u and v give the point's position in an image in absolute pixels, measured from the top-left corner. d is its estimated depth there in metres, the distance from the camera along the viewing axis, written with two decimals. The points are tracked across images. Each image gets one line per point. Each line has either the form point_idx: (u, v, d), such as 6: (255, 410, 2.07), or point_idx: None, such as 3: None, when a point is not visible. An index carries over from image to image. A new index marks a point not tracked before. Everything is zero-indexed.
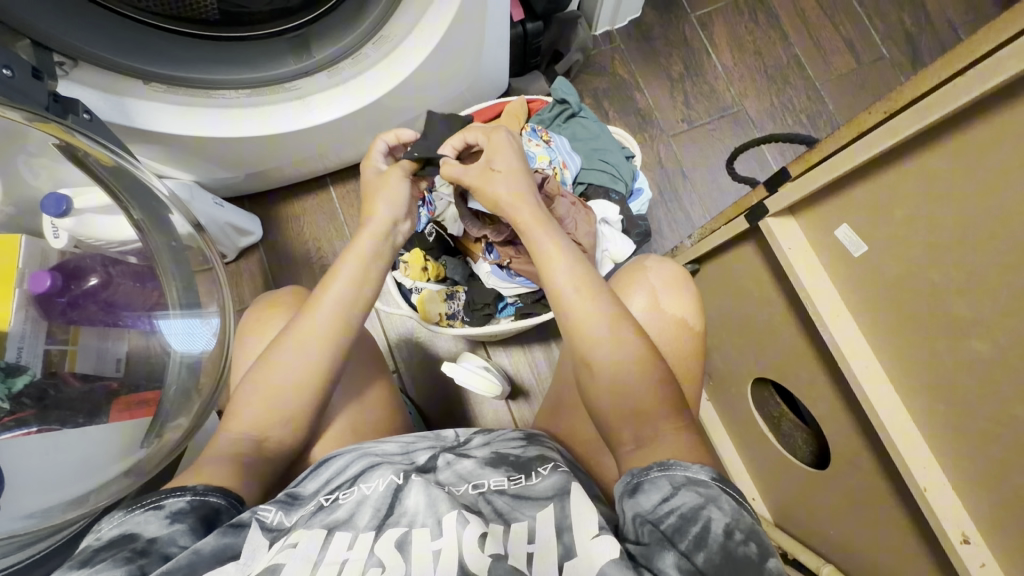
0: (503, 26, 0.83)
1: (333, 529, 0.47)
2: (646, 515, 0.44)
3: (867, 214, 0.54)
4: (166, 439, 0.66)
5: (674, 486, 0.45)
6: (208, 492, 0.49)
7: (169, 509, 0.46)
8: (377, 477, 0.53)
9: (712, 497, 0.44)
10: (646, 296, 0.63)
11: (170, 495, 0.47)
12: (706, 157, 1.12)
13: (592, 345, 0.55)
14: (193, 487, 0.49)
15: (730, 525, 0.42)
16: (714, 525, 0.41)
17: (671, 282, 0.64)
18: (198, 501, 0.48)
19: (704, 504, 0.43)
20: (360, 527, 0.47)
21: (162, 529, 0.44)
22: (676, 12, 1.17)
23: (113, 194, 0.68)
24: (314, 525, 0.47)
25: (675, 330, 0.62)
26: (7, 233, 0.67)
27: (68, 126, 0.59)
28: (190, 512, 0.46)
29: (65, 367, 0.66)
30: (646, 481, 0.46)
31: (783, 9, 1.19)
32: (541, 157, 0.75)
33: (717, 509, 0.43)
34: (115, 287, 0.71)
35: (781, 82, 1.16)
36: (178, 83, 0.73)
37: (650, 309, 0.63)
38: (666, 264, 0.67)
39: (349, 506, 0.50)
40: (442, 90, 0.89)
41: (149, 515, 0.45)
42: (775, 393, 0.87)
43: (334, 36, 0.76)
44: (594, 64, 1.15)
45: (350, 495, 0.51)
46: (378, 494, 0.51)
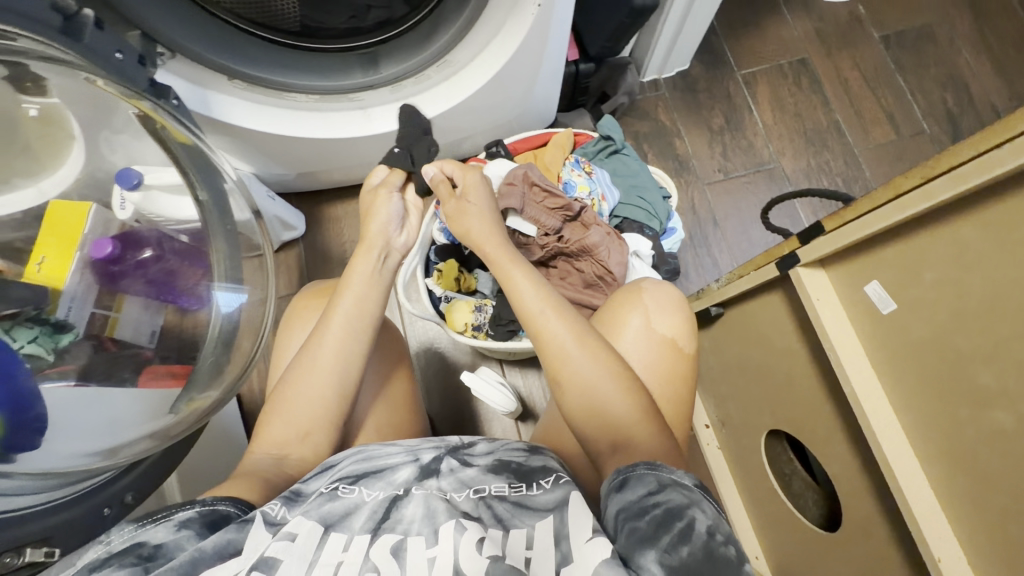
0: (558, 65, 0.89)
1: (328, 527, 0.48)
2: (632, 508, 0.44)
3: (895, 272, 0.55)
4: (195, 407, 0.73)
5: (659, 484, 0.46)
6: (216, 502, 0.49)
7: (178, 519, 0.47)
8: (378, 483, 0.54)
9: (696, 500, 0.45)
10: (641, 318, 0.63)
11: (180, 508, 0.48)
12: (739, 207, 1.15)
13: (571, 373, 0.56)
14: (201, 499, 0.49)
15: (711, 527, 0.42)
16: (698, 524, 0.42)
17: (666, 304, 0.64)
18: (206, 510, 0.48)
19: (689, 504, 0.44)
20: (356, 529, 0.49)
21: (169, 536, 0.45)
22: (722, 69, 1.23)
23: (184, 173, 0.72)
24: (312, 516, 0.49)
25: (659, 347, 0.62)
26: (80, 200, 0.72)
27: (161, 104, 0.66)
28: (197, 519, 0.47)
29: (104, 332, 0.69)
30: (633, 476, 0.47)
31: (827, 76, 1.24)
32: (581, 187, 0.77)
33: (700, 511, 0.43)
34: (165, 263, 0.76)
35: (819, 144, 1.19)
36: (257, 83, 0.78)
37: (645, 332, 0.62)
38: (665, 286, 0.66)
39: (348, 502, 0.52)
40: (492, 116, 0.94)
41: (160, 526, 0.46)
42: (788, 449, 0.86)
43: (402, 56, 0.81)
44: (638, 108, 1.19)
45: (350, 494, 0.53)
46: (376, 501, 0.52)
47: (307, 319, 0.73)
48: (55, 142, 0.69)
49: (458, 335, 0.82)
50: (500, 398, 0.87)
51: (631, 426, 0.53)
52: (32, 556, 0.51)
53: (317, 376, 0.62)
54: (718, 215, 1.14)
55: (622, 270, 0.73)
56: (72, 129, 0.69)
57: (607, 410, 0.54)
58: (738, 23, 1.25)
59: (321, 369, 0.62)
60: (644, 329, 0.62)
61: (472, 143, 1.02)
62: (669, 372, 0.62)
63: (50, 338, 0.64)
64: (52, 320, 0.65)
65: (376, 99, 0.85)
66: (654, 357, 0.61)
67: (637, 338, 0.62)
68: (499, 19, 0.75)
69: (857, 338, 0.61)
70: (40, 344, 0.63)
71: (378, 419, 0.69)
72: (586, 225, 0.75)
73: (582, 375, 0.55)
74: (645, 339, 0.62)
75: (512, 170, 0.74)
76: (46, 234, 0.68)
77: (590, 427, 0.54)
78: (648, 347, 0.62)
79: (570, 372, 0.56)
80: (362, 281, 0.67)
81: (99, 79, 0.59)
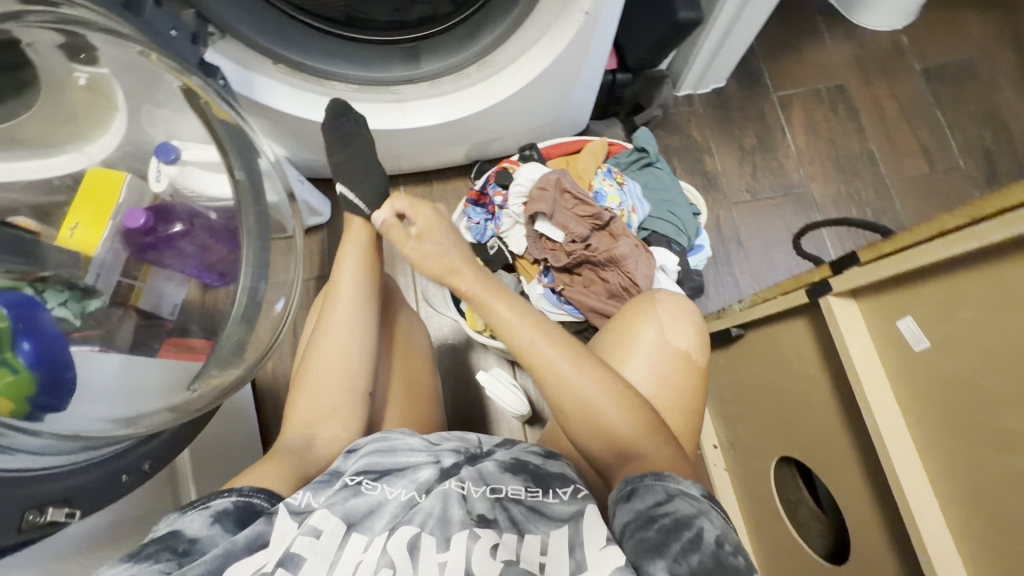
0: (597, 73, 0.89)
1: (350, 527, 0.49)
2: (642, 517, 0.46)
3: (929, 311, 0.54)
4: (215, 382, 0.72)
5: (668, 495, 0.47)
6: (252, 494, 0.52)
7: (215, 509, 0.49)
8: (400, 480, 0.54)
9: (705, 510, 0.46)
10: (654, 330, 0.62)
11: (217, 496, 0.51)
12: (764, 229, 1.14)
13: (573, 395, 0.55)
14: (239, 488, 0.52)
15: (720, 536, 0.44)
16: (706, 534, 0.44)
17: (678, 315, 0.64)
18: (243, 502, 0.51)
19: (698, 514, 0.46)
20: (377, 530, 0.49)
21: (203, 530, 0.47)
22: (758, 89, 1.22)
23: (222, 150, 0.73)
24: (336, 512, 0.50)
25: (671, 359, 0.61)
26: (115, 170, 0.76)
27: (205, 83, 0.66)
28: (233, 512, 0.50)
29: (129, 299, 0.75)
30: (641, 487, 0.48)
31: (864, 105, 1.22)
32: (612, 198, 0.78)
33: (709, 521, 0.45)
34: (194, 237, 0.81)
35: (850, 172, 1.18)
36: (299, 69, 0.79)
37: (658, 344, 0.62)
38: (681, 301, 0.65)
39: (371, 499, 0.52)
40: (525, 119, 0.94)
41: (197, 514, 0.49)
42: (795, 475, 0.85)
43: (442, 52, 0.81)
44: (670, 122, 1.19)
45: (373, 490, 0.52)
46: (398, 501, 0.52)
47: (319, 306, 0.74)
48: (100, 112, 0.73)
49: (476, 334, 0.84)
50: (514, 400, 0.87)
51: (637, 439, 0.53)
52: (55, 515, 0.50)
53: (337, 363, 0.64)
54: (742, 235, 1.13)
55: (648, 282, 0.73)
56: (118, 102, 0.72)
57: (611, 425, 0.54)
58: (778, 44, 1.24)
59: (336, 357, 0.64)
60: (657, 340, 0.62)
61: (503, 143, 1.03)
62: (680, 384, 0.61)
63: (78, 302, 0.70)
64: (81, 285, 0.71)
65: (414, 93, 0.85)
66: (666, 371, 0.61)
67: (652, 350, 0.62)
68: (542, 23, 0.76)
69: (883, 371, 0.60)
70: (69, 307, 0.68)
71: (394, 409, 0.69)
72: (615, 236, 0.74)
73: (586, 395, 0.55)
74: (657, 350, 0.62)
75: (545, 175, 0.75)
76: (84, 202, 0.73)
77: (592, 442, 0.54)
78: (660, 362, 0.61)
79: (569, 391, 0.55)
80: (350, 266, 0.68)
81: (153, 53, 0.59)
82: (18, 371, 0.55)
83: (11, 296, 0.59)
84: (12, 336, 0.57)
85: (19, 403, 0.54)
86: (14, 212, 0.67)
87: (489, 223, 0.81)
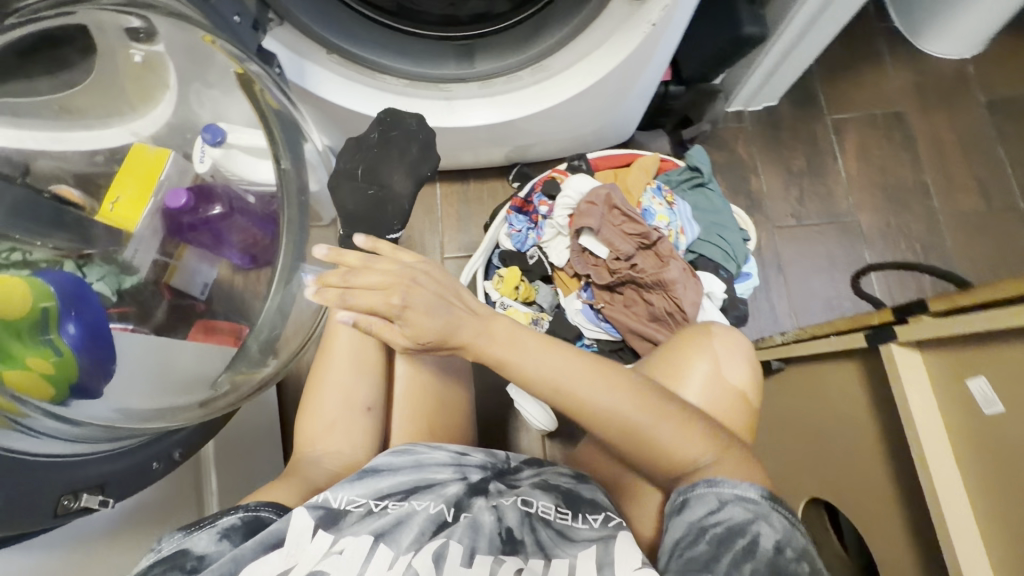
0: (652, 83, 0.85)
1: (377, 539, 0.50)
2: (696, 527, 0.46)
3: (1006, 374, 0.49)
4: (241, 379, 0.73)
5: (722, 502, 0.47)
6: (258, 509, 0.54)
7: (221, 525, 0.51)
8: (427, 495, 0.55)
9: (763, 513, 0.46)
10: (710, 365, 0.60)
11: (225, 513, 0.52)
12: (805, 257, 1.10)
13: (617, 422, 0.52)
14: (245, 503, 0.54)
15: (778, 541, 0.44)
16: (763, 540, 0.44)
17: (736, 351, 0.61)
18: (249, 516, 0.53)
19: (754, 520, 0.46)
20: (403, 546, 0.50)
21: (210, 546, 0.50)
22: (812, 109, 1.17)
23: (271, 139, 0.72)
24: (362, 531, 0.51)
25: (723, 392, 0.59)
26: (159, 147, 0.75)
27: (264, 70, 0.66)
28: (239, 528, 0.52)
29: (163, 279, 0.75)
30: (693, 496, 0.49)
31: (922, 134, 1.16)
32: (660, 217, 0.76)
33: (766, 525, 0.45)
34: (231, 221, 0.82)
35: (902, 205, 1.13)
36: (351, 60, 0.77)
37: (712, 379, 0.59)
38: (737, 334, 0.63)
39: (397, 514, 0.53)
40: (574, 125, 0.91)
41: (204, 532, 0.50)
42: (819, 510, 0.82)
43: (499, 53, 0.79)
44: (717, 137, 1.15)
45: (400, 508, 0.53)
46: (426, 516, 0.53)
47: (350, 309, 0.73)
48: (151, 89, 0.71)
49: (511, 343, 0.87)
50: (541, 415, 0.85)
51: (699, 451, 0.51)
52: (89, 501, 0.52)
53: (350, 370, 0.68)
54: (783, 262, 1.10)
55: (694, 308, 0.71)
56: (170, 81, 0.70)
57: (667, 444, 0.51)
58: (837, 64, 1.18)
59: (350, 362, 0.68)
60: (710, 374, 0.59)
61: (546, 148, 1.00)
62: (727, 421, 0.59)
63: (115, 278, 0.69)
64: (119, 261, 0.70)
65: (464, 91, 0.83)
66: (715, 402, 0.59)
67: (702, 383, 0.59)
68: (607, 29, 0.72)
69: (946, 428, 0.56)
70: (107, 283, 0.67)
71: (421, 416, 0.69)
72: (661, 257, 0.73)
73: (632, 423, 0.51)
74: (707, 384, 0.59)
75: (595, 189, 0.74)
76: (127, 175, 0.71)
77: (648, 464, 0.53)
78: (709, 391, 0.59)
79: (612, 418, 0.51)
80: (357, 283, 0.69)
81: (216, 37, 0.59)
82: (61, 353, 0.54)
83: (62, 277, 0.57)
84: (60, 316, 0.55)
85: (58, 387, 0.54)
86: (56, 180, 0.65)
87: (531, 232, 0.80)
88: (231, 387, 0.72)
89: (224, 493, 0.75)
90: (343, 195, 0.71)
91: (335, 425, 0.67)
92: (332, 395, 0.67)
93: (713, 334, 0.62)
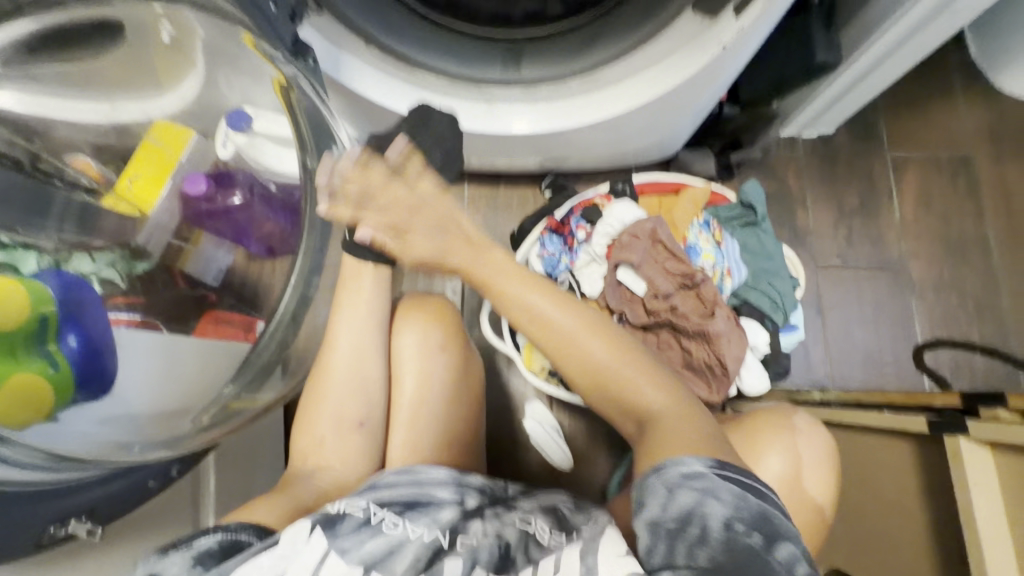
0: (709, 104, 0.79)
1: (369, 568, 0.46)
2: (647, 526, 0.44)
3: None
4: (234, 409, 0.68)
5: (669, 489, 0.44)
6: (238, 531, 0.49)
7: (197, 550, 0.46)
8: (422, 517, 0.51)
9: (709, 489, 0.44)
10: (781, 460, 0.55)
11: (201, 535, 0.48)
12: (848, 302, 1.04)
13: (625, 386, 0.56)
14: (224, 526, 0.49)
15: (729, 518, 0.42)
16: (714, 522, 0.42)
17: (819, 453, 0.57)
18: (227, 540, 0.48)
19: (701, 501, 0.43)
20: (398, 575, 0.46)
21: (182, 573, 0.44)
22: (872, 143, 1.09)
23: (301, 139, 0.70)
24: (349, 560, 0.46)
25: (798, 498, 0.55)
26: (176, 124, 0.68)
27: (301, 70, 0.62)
28: (217, 552, 0.46)
29: (176, 264, 0.71)
30: (643, 489, 0.46)
31: (989, 182, 1.07)
32: (706, 256, 0.76)
33: (716, 502, 0.43)
34: (250, 212, 0.75)
35: (959, 255, 1.05)
36: (391, 54, 0.70)
37: (784, 474, 0.55)
38: (818, 431, 0.58)
39: (392, 537, 0.48)
40: (618, 141, 0.84)
41: (178, 556, 0.45)
42: None
43: (549, 58, 0.71)
44: (767, 164, 1.07)
45: (395, 528, 0.49)
46: (421, 542, 0.49)
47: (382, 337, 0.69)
48: (177, 69, 0.66)
49: (532, 375, 0.82)
50: (558, 453, 0.91)
51: (659, 404, 0.54)
52: (76, 528, 0.53)
53: (349, 390, 0.65)
54: (824, 304, 1.04)
55: (738, 364, 0.70)
56: (197, 61, 0.66)
57: (626, 377, 0.56)
58: (903, 97, 1.09)
59: (346, 382, 0.64)
60: (782, 475, 0.55)
61: (588, 162, 0.94)
62: (791, 520, 0.54)
63: (126, 262, 0.67)
64: (131, 245, 0.67)
65: (504, 95, 0.75)
66: (787, 505, 0.54)
67: (776, 480, 0.54)
68: (669, 46, 0.66)
69: (1011, 541, 0.50)
70: (116, 268, 0.65)
71: (430, 449, 0.66)
72: (703, 300, 0.72)
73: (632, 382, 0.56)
74: (777, 486, 0.54)
75: (640, 222, 0.74)
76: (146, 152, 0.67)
77: (604, 395, 0.57)
78: (779, 494, 0.54)
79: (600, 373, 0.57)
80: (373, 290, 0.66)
81: (258, 42, 0.59)
82: (58, 367, 0.52)
83: (63, 278, 0.56)
84: (60, 325, 0.53)
85: (55, 403, 0.52)
86: (75, 151, 0.62)
87: (564, 256, 0.79)
88: (218, 421, 0.66)
89: (222, 501, 0.72)
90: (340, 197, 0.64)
91: (324, 439, 0.64)
92: (329, 412, 0.65)
93: (795, 431, 0.57)
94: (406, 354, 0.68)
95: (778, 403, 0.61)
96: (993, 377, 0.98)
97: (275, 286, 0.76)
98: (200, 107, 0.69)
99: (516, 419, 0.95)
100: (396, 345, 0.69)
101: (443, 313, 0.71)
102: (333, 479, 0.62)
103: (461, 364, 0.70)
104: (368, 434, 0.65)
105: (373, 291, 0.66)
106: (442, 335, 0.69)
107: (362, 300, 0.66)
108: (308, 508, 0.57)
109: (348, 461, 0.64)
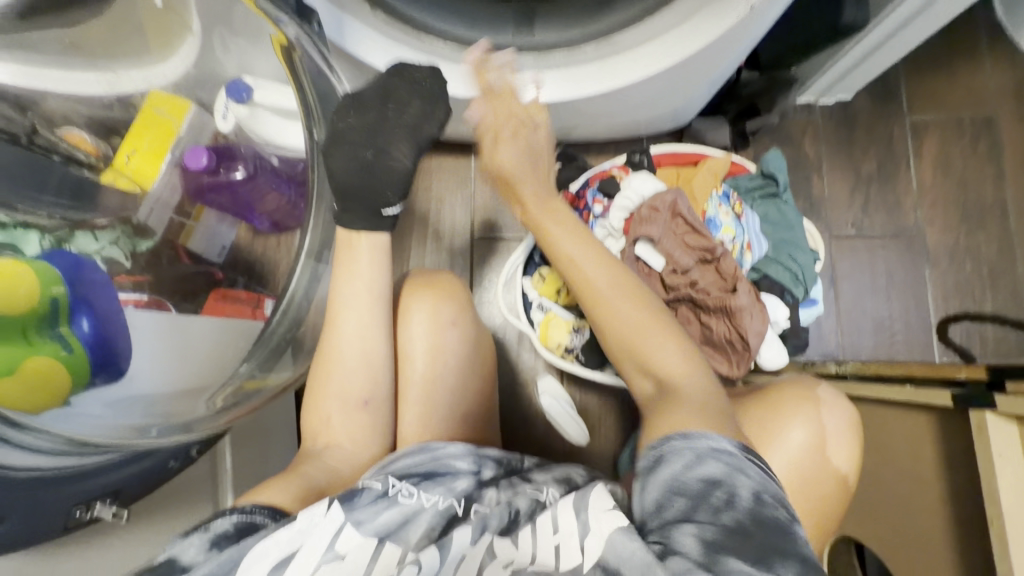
0: (729, 69, 0.75)
1: (383, 539, 0.45)
2: (671, 484, 0.44)
3: None
4: (251, 388, 0.68)
5: (698, 456, 0.45)
6: (254, 512, 0.49)
7: (214, 531, 0.46)
8: (437, 487, 0.51)
9: (739, 464, 0.44)
10: (804, 435, 0.55)
11: (218, 517, 0.47)
12: (862, 273, 1.03)
13: (660, 356, 0.56)
14: (240, 507, 0.49)
15: (756, 491, 0.43)
16: (739, 491, 0.43)
17: (844, 430, 0.56)
18: (243, 521, 0.48)
19: (730, 473, 0.44)
20: (412, 544, 0.46)
21: (200, 556, 0.44)
22: (892, 109, 1.05)
23: (306, 108, 0.66)
24: (364, 530, 0.45)
25: (821, 469, 0.55)
26: (169, 94, 0.66)
27: (309, 35, 0.59)
28: (234, 533, 0.46)
29: (179, 240, 0.70)
30: (668, 452, 0.46)
31: (1010, 148, 1.04)
32: (727, 229, 0.75)
33: (742, 477, 0.44)
34: (255, 185, 0.74)
35: (975, 224, 1.03)
36: (399, 17, 0.65)
37: (810, 452, 0.55)
38: (842, 400, 0.58)
39: (407, 507, 0.48)
40: (634, 109, 0.81)
41: (195, 538, 0.45)
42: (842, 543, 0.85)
43: (563, 19, 0.68)
44: (783, 132, 1.04)
45: (410, 498, 0.49)
46: (434, 511, 0.48)
47: (403, 314, 0.68)
48: (172, 30, 0.63)
49: (546, 351, 0.82)
50: (572, 424, 0.89)
51: (677, 375, 0.55)
52: (101, 512, 0.53)
53: (355, 368, 0.63)
54: (838, 275, 1.02)
55: (759, 340, 0.70)
56: (193, 24, 0.62)
57: (659, 360, 0.56)
58: (926, 59, 1.05)
59: (360, 361, 0.63)
60: (805, 446, 0.55)
61: (600, 131, 0.90)
62: (812, 493, 0.55)
63: (129, 240, 0.65)
64: (132, 222, 0.65)
65: (516, 61, 0.71)
66: (810, 478, 0.54)
67: (798, 455, 0.55)
68: (695, 4, 0.62)
69: None
70: (119, 246, 0.63)
71: (445, 428, 0.65)
72: (723, 274, 0.71)
73: (666, 359, 0.56)
74: (802, 455, 0.55)
75: (660, 195, 0.72)
76: (149, 119, 0.65)
77: (626, 358, 0.58)
78: (804, 463, 0.55)
79: (624, 332, 0.58)
80: (374, 263, 0.63)
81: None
82: (73, 350, 0.51)
83: (71, 257, 0.54)
84: (71, 307, 0.52)
85: (72, 386, 0.51)
86: (68, 124, 0.60)
87: None
88: (235, 403, 0.66)
89: (241, 476, 0.73)
90: (342, 163, 0.62)
91: (334, 416, 0.63)
92: (338, 390, 0.63)
93: (820, 406, 0.57)
94: (422, 337, 0.67)
95: (804, 378, 0.60)
96: (1004, 348, 0.98)
97: (282, 261, 0.74)
98: (202, 73, 0.67)
99: (528, 392, 0.95)
100: (406, 322, 0.67)
101: (456, 288, 0.71)
102: (346, 450, 0.62)
103: (471, 341, 0.69)
104: (375, 409, 0.63)
105: (384, 267, 0.64)
106: (453, 310, 0.68)
107: (364, 273, 0.63)
108: (324, 485, 0.57)
109: (358, 437, 0.63)
